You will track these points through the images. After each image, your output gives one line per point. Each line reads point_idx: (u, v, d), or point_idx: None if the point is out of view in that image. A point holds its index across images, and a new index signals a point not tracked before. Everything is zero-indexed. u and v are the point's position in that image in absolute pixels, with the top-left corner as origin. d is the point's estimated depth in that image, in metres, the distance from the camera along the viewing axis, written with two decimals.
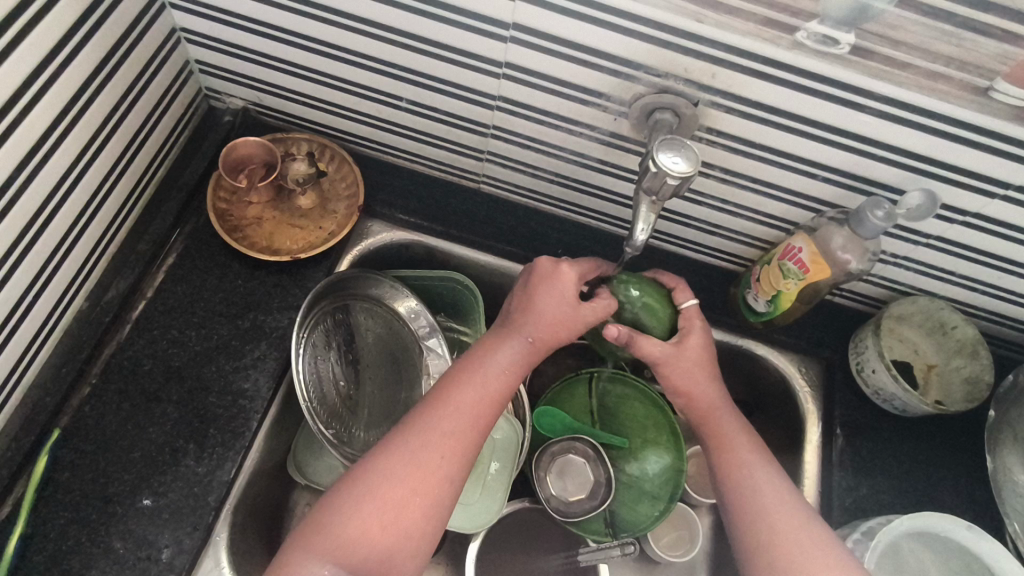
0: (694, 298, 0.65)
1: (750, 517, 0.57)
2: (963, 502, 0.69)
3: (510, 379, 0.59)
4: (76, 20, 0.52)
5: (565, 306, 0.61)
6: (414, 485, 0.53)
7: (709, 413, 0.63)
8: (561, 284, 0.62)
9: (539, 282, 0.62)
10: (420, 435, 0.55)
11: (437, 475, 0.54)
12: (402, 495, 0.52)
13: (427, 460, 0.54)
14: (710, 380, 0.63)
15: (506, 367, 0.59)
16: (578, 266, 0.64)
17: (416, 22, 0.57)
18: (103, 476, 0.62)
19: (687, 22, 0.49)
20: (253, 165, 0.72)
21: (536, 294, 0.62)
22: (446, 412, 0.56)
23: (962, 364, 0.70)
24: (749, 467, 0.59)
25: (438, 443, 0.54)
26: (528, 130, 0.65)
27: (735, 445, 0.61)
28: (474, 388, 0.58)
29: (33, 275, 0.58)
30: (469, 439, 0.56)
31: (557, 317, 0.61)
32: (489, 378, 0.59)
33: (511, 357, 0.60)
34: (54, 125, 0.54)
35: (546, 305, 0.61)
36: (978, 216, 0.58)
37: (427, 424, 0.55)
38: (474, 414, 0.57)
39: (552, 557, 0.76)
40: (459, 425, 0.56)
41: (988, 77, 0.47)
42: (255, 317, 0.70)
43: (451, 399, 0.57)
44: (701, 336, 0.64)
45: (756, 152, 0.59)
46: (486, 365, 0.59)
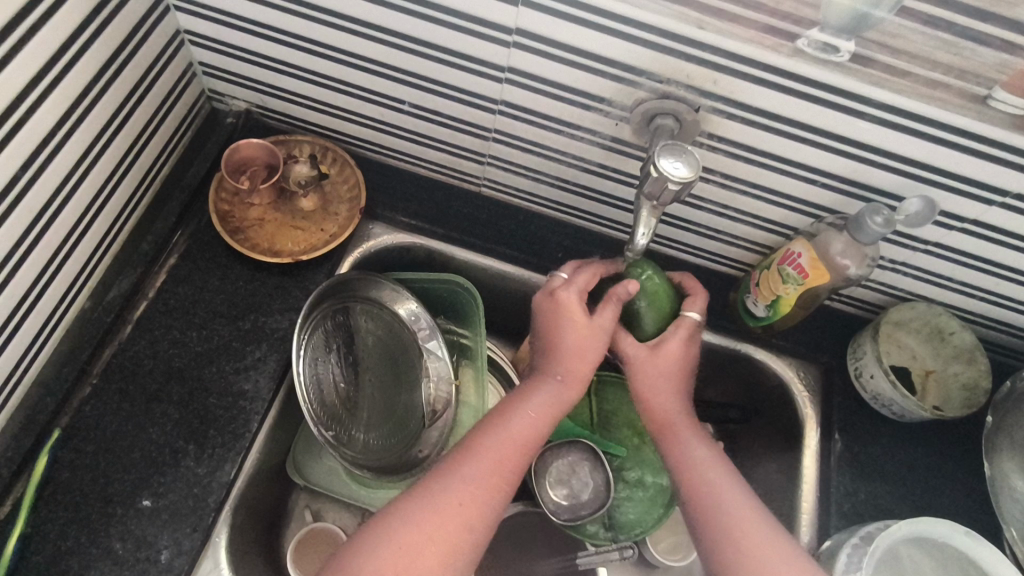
0: (698, 311, 0.64)
1: (715, 533, 0.56)
2: (960, 509, 0.69)
3: (541, 424, 0.60)
4: (83, 20, 0.52)
5: (582, 332, 0.61)
6: (433, 534, 0.52)
7: (672, 429, 0.62)
8: (570, 314, 0.61)
9: (550, 314, 0.62)
10: (445, 481, 0.55)
11: (460, 524, 0.53)
12: (419, 545, 0.52)
13: (448, 506, 0.54)
14: (676, 394, 0.63)
15: (540, 411, 0.60)
16: (579, 283, 0.63)
17: (419, 26, 0.57)
18: (103, 476, 0.62)
19: (690, 29, 0.49)
20: (257, 167, 0.72)
21: (553, 329, 0.62)
22: (474, 458, 0.56)
23: (959, 370, 0.71)
24: (711, 481, 0.58)
25: (463, 489, 0.55)
26: (529, 134, 0.66)
27: (700, 468, 0.59)
28: (500, 436, 0.58)
29: (37, 273, 0.58)
30: (497, 487, 0.56)
31: (579, 350, 0.61)
32: (520, 422, 0.59)
33: (544, 400, 0.60)
34: (58, 126, 0.54)
35: (567, 338, 0.61)
36: (977, 223, 0.59)
37: (454, 472, 0.56)
38: (503, 461, 0.57)
39: (551, 560, 0.75)
40: (484, 472, 0.56)
41: (987, 86, 0.47)
42: (256, 319, 0.70)
43: (479, 446, 0.57)
44: (681, 346, 0.63)
45: (757, 159, 0.59)
46: (518, 408, 0.60)
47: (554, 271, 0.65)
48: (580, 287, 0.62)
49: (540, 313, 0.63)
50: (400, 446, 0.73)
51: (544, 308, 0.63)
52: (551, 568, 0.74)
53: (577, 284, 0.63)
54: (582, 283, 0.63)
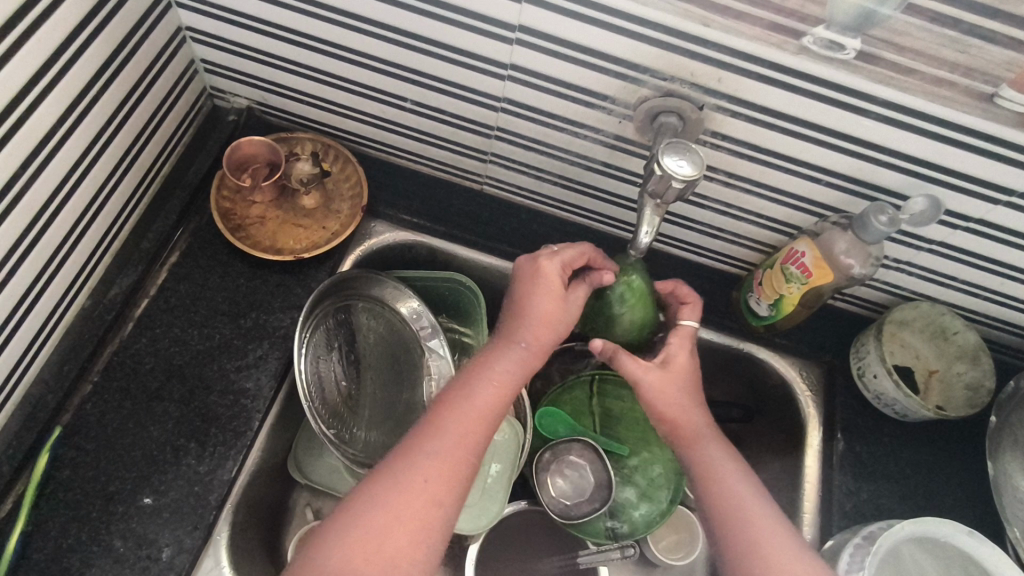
0: (694, 320, 0.65)
1: (741, 550, 0.55)
2: (962, 509, 0.69)
3: (501, 395, 0.58)
4: (84, 16, 0.52)
5: (551, 303, 0.61)
6: (407, 517, 0.51)
7: (692, 440, 0.60)
8: (545, 281, 0.61)
9: (527, 281, 0.62)
10: (411, 459, 0.54)
11: (427, 503, 0.52)
12: (394, 529, 0.51)
13: (416, 485, 0.52)
14: (694, 404, 0.62)
15: (501, 382, 0.59)
16: (563, 255, 0.62)
17: (422, 23, 0.57)
18: (103, 475, 0.62)
19: (694, 26, 0.49)
20: (258, 164, 0.72)
21: (523, 297, 0.62)
22: (439, 434, 0.55)
23: (962, 369, 0.70)
24: (733, 492, 0.57)
25: (427, 465, 0.53)
26: (531, 131, 0.65)
27: (722, 476, 0.58)
28: (461, 408, 0.57)
29: (38, 271, 0.58)
30: (462, 460, 0.55)
31: (546, 318, 0.61)
32: (483, 393, 0.58)
33: (507, 370, 0.59)
34: (59, 123, 0.54)
35: (535, 308, 0.61)
36: (982, 221, 0.58)
37: (418, 449, 0.54)
38: (465, 435, 0.55)
39: (552, 559, 0.75)
40: (447, 447, 0.54)
41: (993, 84, 0.47)
42: (257, 317, 0.70)
43: (444, 421, 0.56)
44: (687, 358, 0.63)
45: (762, 157, 0.59)
46: (481, 380, 0.59)
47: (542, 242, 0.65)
48: (563, 259, 0.62)
49: (519, 279, 0.63)
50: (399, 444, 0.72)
51: (522, 276, 0.63)
52: (552, 568, 0.74)
53: (561, 256, 0.62)
54: (571, 255, 0.63)
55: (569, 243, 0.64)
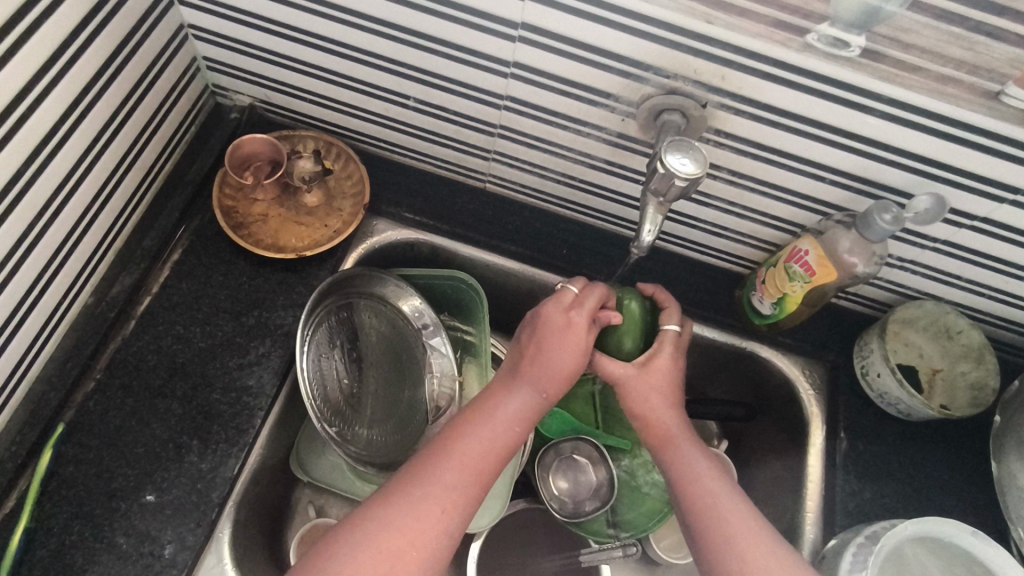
0: (677, 323, 0.66)
1: (724, 549, 0.53)
2: (966, 509, 0.69)
3: (514, 432, 0.58)
4: (87, 13, 0.52)
5: (573, 354, 0.61)
6: (406, 534, 0.51)
7: (675, 447, 0.60)
8: (573, 334, 0.61)
9: (549, 328, 0.62)
10: (418, 484, 0.53)
11: (433, 527, 0.51)
12: (393, 545, 0.50)
13: (423, 506, 0.52)
14: (672, 409, 0.62)
15: (512, 422, 0.59)
16: (589, 306, 0.63)
17: (425, 21, 0.57)
18: (106, 471, 0.62)
19: (697, 24, 0.49)
20: (259, 162, 0.72)
21: (544, 341, 0.62)
22: (448, 462, 0.54)
23: (967, 368, 0.70)
24: (717, 495, 0.56)
25: (436, 492, 0.53)
26: (534, 129, 0.65)
27: (705, 483, 0.57)
28: (474, 442, 0.56)
29: (41, 268, 0.58)
30: (472, 492, 0.54)
31: (566, 369, 0.61)
32: (496, 434, 0.57)
33: (520, 409, 0.59)
34: (63, 120, 0.54)
35: (557, 359, 0.61)
36: (987, 220, 0.58)
37: (423, 474, 0.54)
38: (478, 471, 0.55)
39: (552, 557, 0.75)
40: (460, 481, 0.54)
41: (999, 81, 0.47)
42: (260, 315, 0.70)
43: (453, 450, 0.55)
44: (671, 362, 0.64)
45: (765, 155, 0.59)
46: (494, 419, 0.58)
47: (566, 283, 0.65)
48: (591, 312, 0.63)
49: (543, 323, 0.62)
50: (403, 442, 0.73)
51: (545, 319, 0.62)
52: (552, 567, 0.74)
53: (588, 306, 0.63)
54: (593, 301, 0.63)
55: (591, 290, 0.64)
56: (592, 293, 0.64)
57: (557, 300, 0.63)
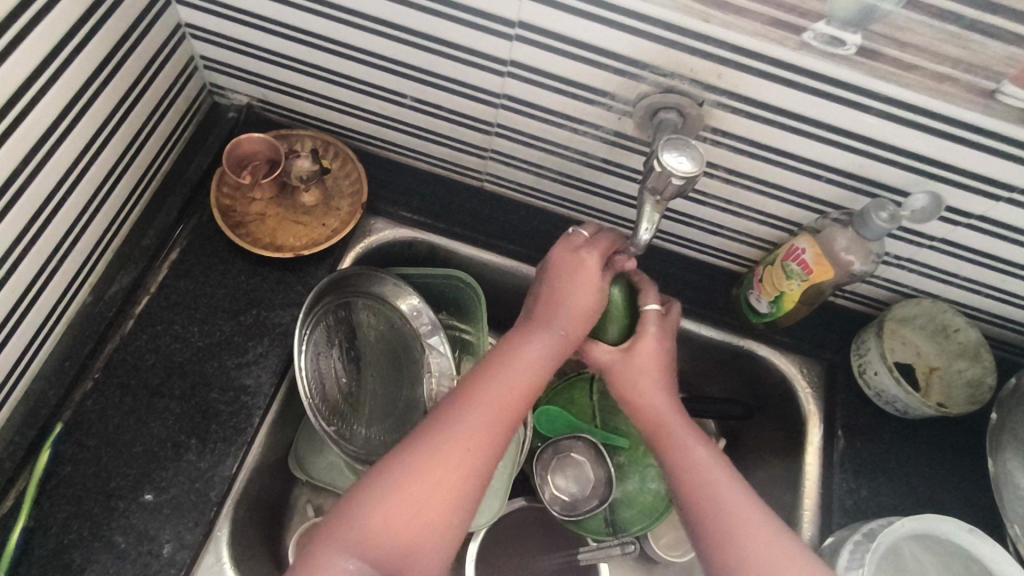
0: (656, 301, 0.65)
1: (719, 539, 0.54)
2: (963, 507, 0.69)
3: (542, 370, 0.59)
4: (84, 12, 0.52)
5: (590, 296, 0.62)
6: (429, 488, 0.51)
7: (669, 437, 0.60)
8: (590, 272, 0.62)
9: (567, 269, 0.63)
10: (448, 428, 0.53)
11: (463, 467, 0.52)
12: (417, 500, 0.50)
13: (449, 454, 0.52)
14: (660, 391, 0.62)
15: (538, 362, 0.59)
16: (601, 247, 0.64)
17: (422, 20, 0.57)
18: (104, 471, 0.62)
19: (694, 22, 0.49)
20: (258, 161, 0.72)
21: (561, 284, 0.62)
22: (476, 405, 0.55)
23: (964, 367, 0.70)
24: (713, 474, 0.57)
25: (465, 434, 0.53)
26: (531, 128, 0.65)
27: (706, 459, 0.58)
28: (500, 385, 0.57)
29: (39, 266, 0.58)
30: (500, 432, 0.55)
31: (586, 309, 0.62)
32: (520, 374, 0.58)
33: (546, 349, 0.60)
34: (60, 118, 0.54)
35: (576, 299, 0.62)
36: (983, 218, 0.58)
37: (452, 419, 0.54)
38: (505, 410, 0.55)
39: (552, 556, 0.75)
40: (487, 421, 0.54)
41: (995, 80, 0.47)
42: (258, 314, 0.70)
43: (475, 397, 0.56)
44: (657, 341, 0.64)
45: (761, 153, 0.59)
46: (517, 360, 0.59)
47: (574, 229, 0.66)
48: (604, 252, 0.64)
49: (559, 264, 0.63)
50: (400, 440, 0.73)
51: (558, 264, 0.63)
52: (552, 565, 0.75)
53: (601, 247, 0.64)
54: (604, 245, 0.64)
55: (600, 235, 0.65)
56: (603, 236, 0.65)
57: (569, 244, 0.64)
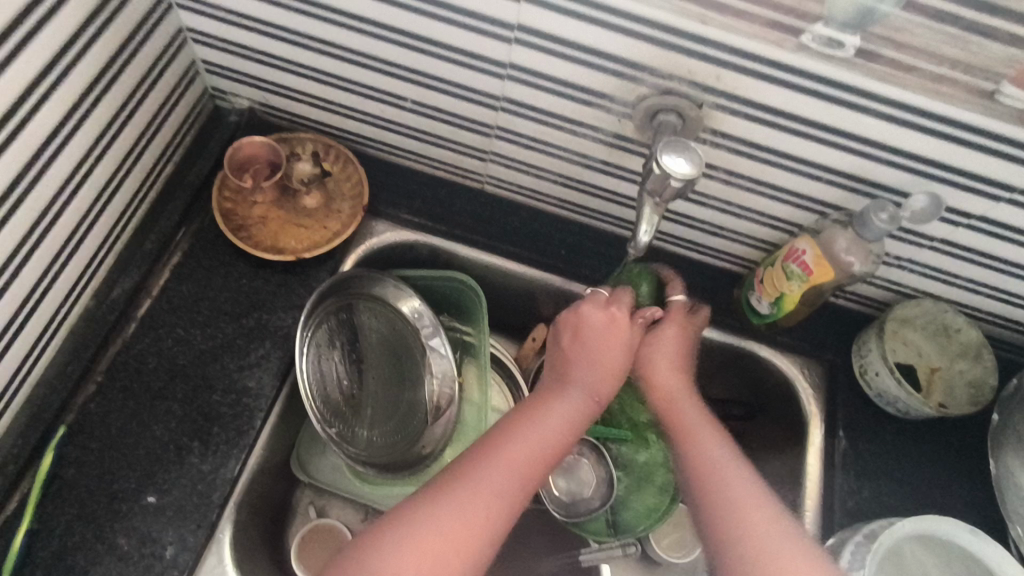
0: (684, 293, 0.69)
1: (736, 538, 0.51)
2: (964, 507, 0.69)
3: (565, 433, 0.59)
4: (88, 14, 0.53)
5: (619, 350, 0.63)
6: (454, 538, 0.50)
7: (686, 433, 0.59)
8: (617, 333, 0.63)
9: (595, 328, 0.64)
10: (468, 484, 0.53)
11: (482, 529, 0.51)
12: (439, 548, 0.49)
13: (469, 513, 0.51)
14: (678, 374, 0.64)
15: (563, 424, 0.59)
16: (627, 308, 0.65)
17: (421, 23, 0.57)
18: (108, 473, 0.63)
19: (692, 25, 0.49)
20: (258, 165, 0.72)
21: (590, 336, 0.63)
22: (498, 465, 0.54)
23: (965, 367, 0.70)
24: (728, 474, 0.55)
25: (487, 496, 0.52)
26: (531, 130, 0.66)
27: (721, 458, 0.56)
28: (524, 443, 0.56)
29: (43, 269, 0.58)
30: (521, 495, 0.54)
31: (612, 369, 0.63)
32: (555, 428, 0.58)
33: (570, 412, 0.60)
34: (64, 122, 0.54)
35: (602, 359, 0.62)
36: (983, 219, 0.58)
37: (475, 475, 0.53)
38: (527, 473, 0.55)
39: (553, 557, 0.75)
40: (510, 481, 0.54)
41: (994, 80, 0.47)
42: (260, 316, 0.70)
43: (502, 449, 0.55)
44: (675, 333, 0.67)
45: (761, 155, 0.59)
46: (546, 417, 0.59)
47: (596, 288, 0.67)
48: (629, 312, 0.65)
49: (586, 322, 0.64)
50: (404, 442, 0.73)
51: (589, 317, 0.64)
52: (552, 567, 0.75)
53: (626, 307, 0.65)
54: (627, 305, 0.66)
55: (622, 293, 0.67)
56: (626, 294, 0.67)
57: (594, 301, 0.65)
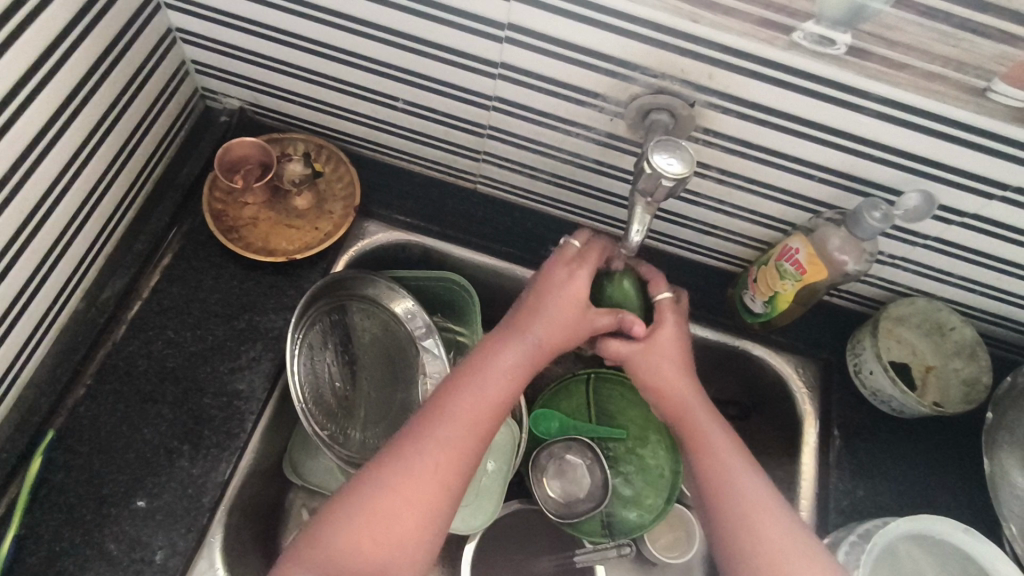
0: (668, 290, 0.65)
1: (742, 549, 0.53)
2: (959, 506, 0.69)
3: (512, 384, 0.58)
4: (76, 14, 0.52)
5: (573, 314, 0.60)
6: (401, 500, 0.52)
7: (697, 439, 0.59)
8: (569, 284, 0.61)
9: (549, 280, 0.62)
10: (414, 445, 0.54)
11: (425, 485, 0.53)
12: (392, 513, 0.52)
13: (414, 472, 0.53)
14: (683, 374, 0.62)
15: (510, 375, 0.58)
16: (587, 262, 0.63)
17: (410, 22, 0.57)
18: (97, 477, 0.62)
19: (683, 23, 0.49)
20: (249, 166, 0.72)
21: (544, 295, 0.61)
22: (442, 421, 0.55)
23: (960, 365, 0.70)
24: (735, 484, 0.55)
25: (430, 452, 0.54)
26: (524, 130, 0.65)
27: (724, 462, 0.56)
28: (469, 399, 0.56)
29: (32, 270, 0.58)
30: (467, 449, 0.55)
31: (564, 320, 0.60)
32: (496, 386, 0.58)
33: (517, 362, 0.59)
34: (51, 122, 0.54)
35: (551, 309, 0.60)
36: (976, 217, 0.58)
37: (421, 435, 0.54)
38: (472, 428, 0.55)
39: (548, 558, 0.75)
40: (453, 436, 0.55)
41: (986, 78, 0.47)
42: (251, 318, 0.69)
43: (445, 407, 0.56)
44: (673, 331, 0.63)
45: (754, 153, 0.59)
46: (490, 368, 0.58)
47: (567, 239, 0.65)
48: (590, 266, 0.62)
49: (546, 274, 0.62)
50: None
51: (548, 276, 0.62)
52: (546, 567, 0.74)
53: (587, 261, 0.63)
54: (594, 257, 0.63)
55: (595, 243, 0.64)
56: (592, 256, 0.63)
57: (558, 256, 0.63)
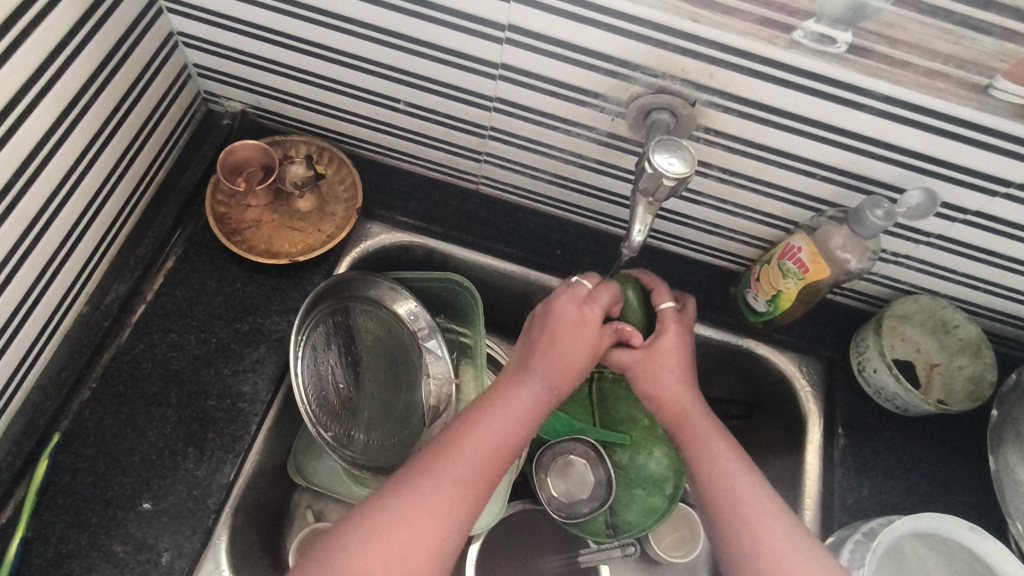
0: (671, 299, 0.65)
1: (748, 556, 0.52)
2: (965, 503, 0.69)
3: (525, 422, 0.58)
4: (80, 19, 0.53)
5: (585, 357, 0.62)
6: (411, 529, 0.50)
7: (697, 445, 0.58)
8: (582, 325, 0.62)
9: (562, 317, 0.62)
10: (429, 474, 0.53)
11: (439, 517, 0.51)
12: (401, 542, 0.50)
13: (428, 501, 0.52)
14: (685, 385, 0.62)
15: (523, 414, 0.58)
16: (598, 298, 0.64)
17: (411, 24, 0.57)
18: (103, 480, 0.62)
19: (683, 23, 0.49)
20: (252, 168, 0.72)
21: (556, 330, 0.62)
22: (458, 453, 0.54)
23: (963, 363, 0.70)
24: (737, 492, 0.55)
25: (444, 484, 0.53)
26: (525, 130, 0.65)
27: (726, 471, 0.56)
28: (484, 433, 0.56)
29: (37, 273, 0.58)
30: (479, 482, 0.54)
31: (575, 361, 0.61)
32: (509, 417, 0.58)
33: (530, 400, 0.59)
34: (55, 127, 0.54)
35: (565, 350, 0.61)
36: (979, 214, 0.58)
37: (437, 466, 0.53)
38: (487, 462, 0.55)
39: (553, 557, 0.74)
40: (469, 470, 0.54)
41: (988, 75, 0.46)
42: (254, 321, 0.70)
43: (461, 439, 0.55)
44: (676, 340, 0.63)
45: (756, 152, 0.59)
46: (505, 404, 0.58)
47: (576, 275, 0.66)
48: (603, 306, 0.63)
49: (558, 311, 0.63)
50: (400, 444, 0.72)
51: (558, 311, 0.63)
52: (552, 567, 0.74)
53: (599, 300, 0.63)
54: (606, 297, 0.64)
55: (601, 281, 0.65)
56: (604, 288, 0.65)
57: (569, 292, 0.64)
